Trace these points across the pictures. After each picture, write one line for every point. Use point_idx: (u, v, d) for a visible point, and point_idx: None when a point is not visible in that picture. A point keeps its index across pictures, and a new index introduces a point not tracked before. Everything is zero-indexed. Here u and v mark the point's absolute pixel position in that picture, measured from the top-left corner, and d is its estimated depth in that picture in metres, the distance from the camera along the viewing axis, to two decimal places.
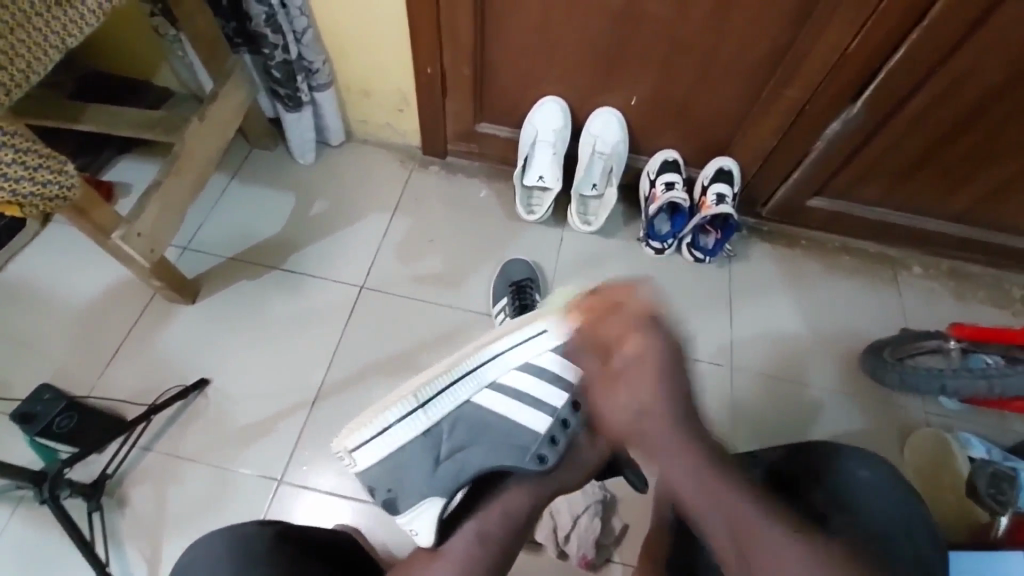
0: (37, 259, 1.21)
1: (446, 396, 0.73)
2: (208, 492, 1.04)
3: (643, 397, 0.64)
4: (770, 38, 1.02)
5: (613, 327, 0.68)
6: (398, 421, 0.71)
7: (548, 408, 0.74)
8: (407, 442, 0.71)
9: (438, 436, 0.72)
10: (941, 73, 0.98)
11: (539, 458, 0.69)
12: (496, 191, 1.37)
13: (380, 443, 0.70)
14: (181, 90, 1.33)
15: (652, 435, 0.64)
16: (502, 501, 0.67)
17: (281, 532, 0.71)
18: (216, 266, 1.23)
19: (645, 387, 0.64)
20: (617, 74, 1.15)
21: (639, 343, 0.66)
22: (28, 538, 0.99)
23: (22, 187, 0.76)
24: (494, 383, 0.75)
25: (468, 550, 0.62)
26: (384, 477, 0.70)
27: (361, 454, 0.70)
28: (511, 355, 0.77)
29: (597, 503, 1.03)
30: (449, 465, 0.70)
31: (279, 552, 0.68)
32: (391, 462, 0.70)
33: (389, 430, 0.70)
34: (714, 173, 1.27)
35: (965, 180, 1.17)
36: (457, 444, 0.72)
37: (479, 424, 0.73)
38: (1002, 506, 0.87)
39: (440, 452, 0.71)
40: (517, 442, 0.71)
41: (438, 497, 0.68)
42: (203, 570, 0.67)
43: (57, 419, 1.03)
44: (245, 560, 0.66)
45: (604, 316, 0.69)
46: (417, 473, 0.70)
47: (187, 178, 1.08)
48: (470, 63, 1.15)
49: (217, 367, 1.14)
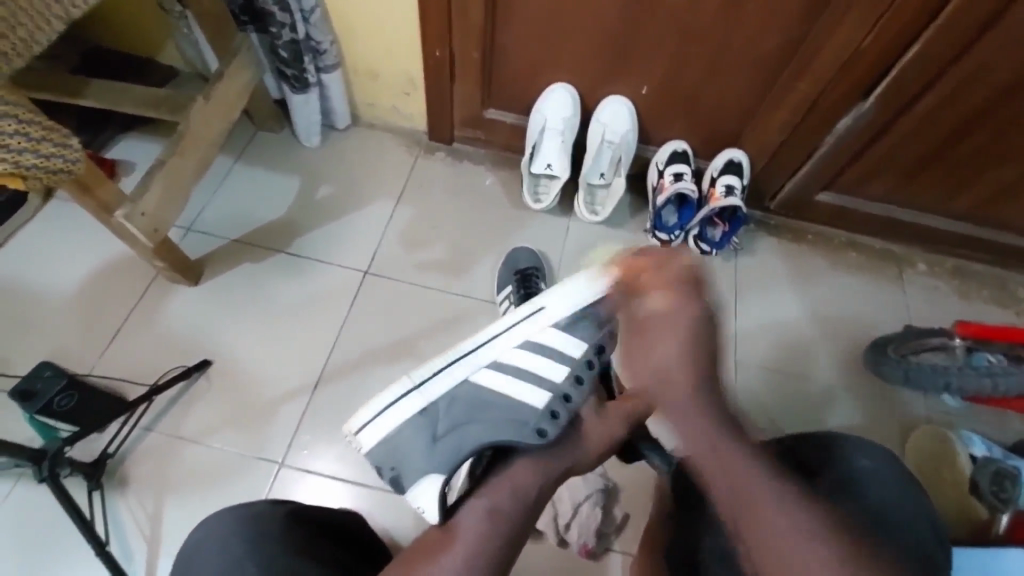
0: (37, 236, 1.20)
1: (444, 376, 0.76)
2: (209, 473, 1.03)
3: (673, 349, 0.61)
4: (785, 30, 1.00)
5: (654, 281, 0.66)
6: (396, 401, 0.74)
7: (549, 384, 0.74)
8: (405, 421, 0.72)
9: (436, 414, 0.73)
10: (952, 73, 0.98)
11: (539, 431, 0.67)
12: (502, 179, 1.36)
13: (380, 423, 0.73)
14: (186, 69, 1.31)
15: (671, 387, 0.60)
16: (508, 478, 0.65)
17: (293, 512, 0.72)
18: (219, 248, 1.22)
19: (678, 339, 0.61)
20: (628, 63, 1.13)
21: (679, 302, 0.63)
22: (28, 515, 0.98)
23: (24, 159, 0.74)
24: (493, 362, 0.77)
25: (478, 531, 0.60)
26: (386, 456, 0.71)
27: (363, 436, 0.73)
28: (510, 334, 0.79)
29: (599, 492, 1.02)
30: (447, 441, 0.70)
31: (294, 531, 0.69)
32: (391, 440, 0.72)
33: (388, 410, 0.73)
34: (723, 165, 1.26)
35: (968, 182, 1.17)
36: (456, 422, 0.72)
37: (477, 401, 0.73)
38: (1003, 503, 0.88)
39: (439, 429, 0.71)
40: (516, 417, 0.70)
41: (439, 475, 0.68)
42: (211, 548, 0.66)
43: (58, 398, 1.01)
44: (260, 536, 0.67)
45: (646, 275, 0.67)
46: (417, 450, 0.70)
47: (191, 157, 1.06)
48: (479, 47, 1.14)
49: (219, 349, 1.13)
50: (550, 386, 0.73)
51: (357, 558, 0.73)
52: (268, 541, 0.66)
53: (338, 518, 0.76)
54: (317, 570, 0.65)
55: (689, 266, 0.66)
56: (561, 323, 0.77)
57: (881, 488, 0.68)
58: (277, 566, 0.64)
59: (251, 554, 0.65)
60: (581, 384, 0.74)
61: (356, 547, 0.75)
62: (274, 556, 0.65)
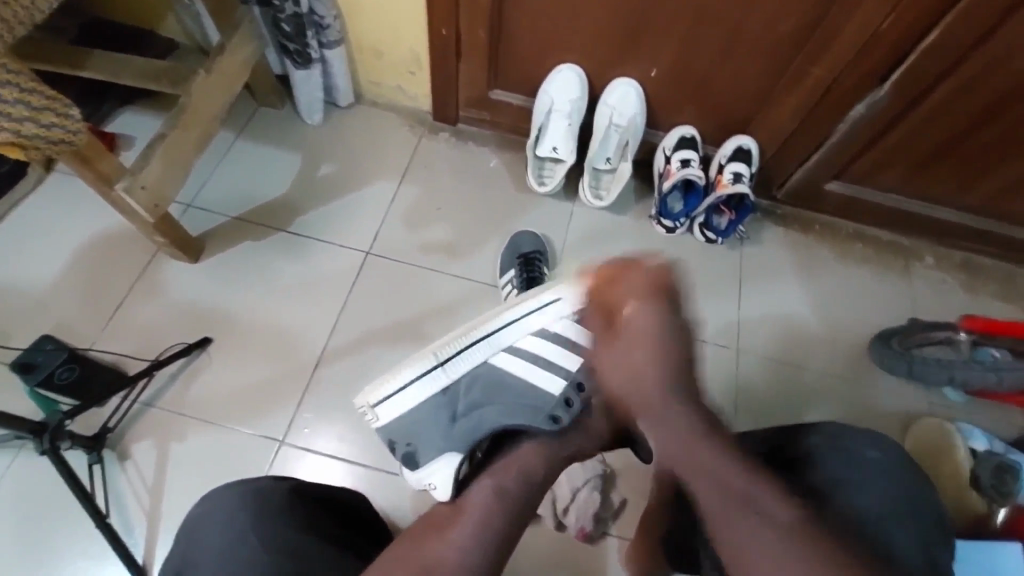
0: (39, 209, 1.19)
1: (465, 357, 0.74)
2: (210, 449, 1.04)
3: (637, 360, 0.61)
4: (801, 13, 0.97)
5: (621, 294, 0.65)
6: (420, 378, 0.73)
7: (564, 372, 0.71)
8: (425, 400, 0.72)
9: (455, 395, 0.72)
10: (971, 60, 0.95)
11: (552, 419, 0.66)
12: (507, 161, 1.34)
13: (401, 400, 0.73)
14: (186, 42, 1.28)
15: (643, 399, 0.61)
16: (517, 459, 0.66)
17: (296, 488, 0.71)
18: (220, 225, 1.21)
19: (641, 351, 0.61)
20: (638, 42, 1.10)
21: (643, 311, 0.63)
22: (30, 485, 0.99)
23: (24, 129, 0.73)
24: (510, 347, 0.74)
25: (486, 504, 0.61)
26: (402, 430, 0.72)
27: (381, 409, 0.73)
28: (528, 320, 0.75)
29: (597, 477, 1.02)
30: (464, 421, 0.70)
31: (294, 509, 0.69)
32: (411, 416, 0.72)
33: (411, 386, 0.73)
34: (732, 152, 1.24)
35: (980, 174, 1.15)
36: (473, 402, 0.71)
37: (494, 384, 0.72)
38: (1003, 497, 0.90)
39: (457, 409, 0.71)
40: (530, 402, 0.69)
41: (455, 454, 0.68)
42: (212, 523, 0.66)
43: (59, 370, 1.02)
44: (261, 511, 0.67)
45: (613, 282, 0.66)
46: (435, 428, 0.71)
47: (193, 131, 1.04)
48: (486, 25, 1.11)
49: (218, 327, 1.12)
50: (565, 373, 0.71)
51: (358, 535, 0.74)
52: (271, 515, 0.67)
53: (337, 495, 0.76)
54: (321, 547, 0.66)
55: (658, 271, 0.66)
56: (576, 314, 0.73)
57: (882, 478, 0.67)
58: (279, 543, 0.65)
59: (253, 526, 0.65)
60: None
61: (359, 524, 0.75)
62: (275, 532, 0.65)
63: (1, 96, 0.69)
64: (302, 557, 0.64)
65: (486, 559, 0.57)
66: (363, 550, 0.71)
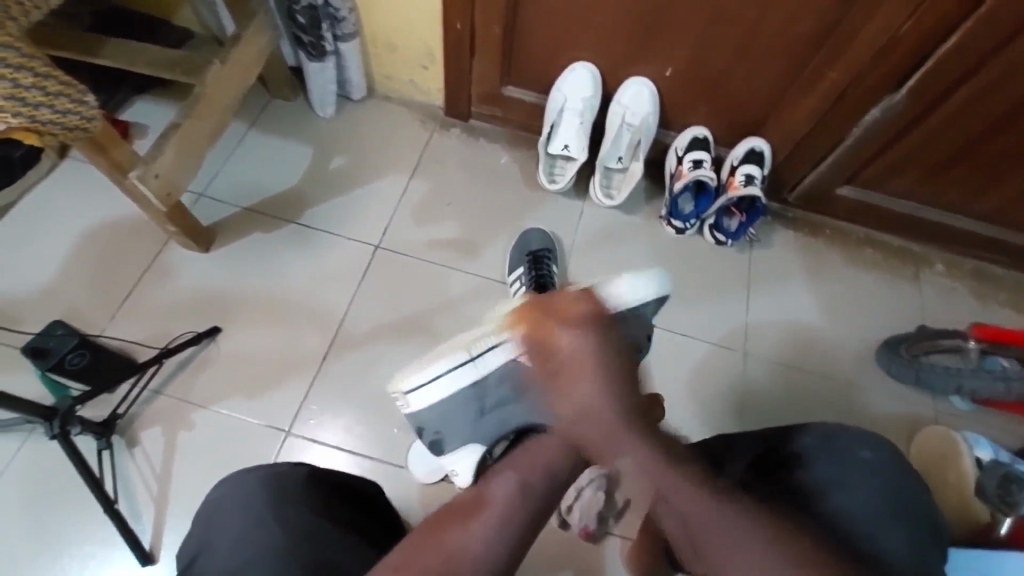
0: (50, 195, 1.20)
1: (496, 353, 0.70)
2: (217, 437, 1.05)
3: (587, 391, 0.63)
4: (819, 14, 0.97)
5: (551, 327, 0.67)
6: (449, 371, 0.73)
7: None
8: (453, 394, 0.73)
9: (485, 389, 0.72)
10: (990, 65, 0.94)
11: None
12: (518, 158, 1.34)
13: (430, 391, 0.74)
14: (202, 32, 1.29)
15: (596, 431, 0.62)
16: (541, 453, 0.65)
17: (312, 473, 0.72)
18: (231, 215, 1.22)
19: (591, 380, 0.63)
20: (653, 41, 1.10)
21: (578, 339, 0.65)
22: (38, 470, 1.00)
23: (40, 114, 0.74)
24: None
25: (510, 499, 0.60)
26: (431, 421, 0.76)
27: (412, 397, 0.75)
28: None
29: (603, 478, 0.93)
30: (490, 418, 0.73)
31: (311, 492, 0.70)
32: (439, 409, 0.74)
33: (441, 380, 0.73)
34: (744, 154, 1.23)
35: (995, 183, 1.14)
36: (500, 400, 0.72)
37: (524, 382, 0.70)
38: (1008, 507, 0.86)
39: (485, 404, 0.73)
40: None
41: (480, 445, 0.76)
42: (233, 507, 0.67)
43: (69, 356, 1.04)
44: (281, 497, 0.67)
45: (540, 318, 0.68)
46: (463, 421, 0.74)
47: (206, 122, 1.04)
48: (501, 21, 1.11)
49: (229, 317, 1.13)
50: None
51: (373, 521, 0.74)
52: (291, 501, 0.67)
53: (352, 484, 0.76)
54: (338, 533, 0.67)
55: (577, 298, 0.69)
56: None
57: (889, 482, 0.67)
58: (295, 526, 0.65)
59: (273, 509, 0.66)
60: None
61: (374, 514, 0.76)
62: (294, 515, 0.66)
63: (16, 81, 0.69)
64: (314, 538, 0.65)
65: (504, 559, 0.56)
66: (377, 540, 0.71)
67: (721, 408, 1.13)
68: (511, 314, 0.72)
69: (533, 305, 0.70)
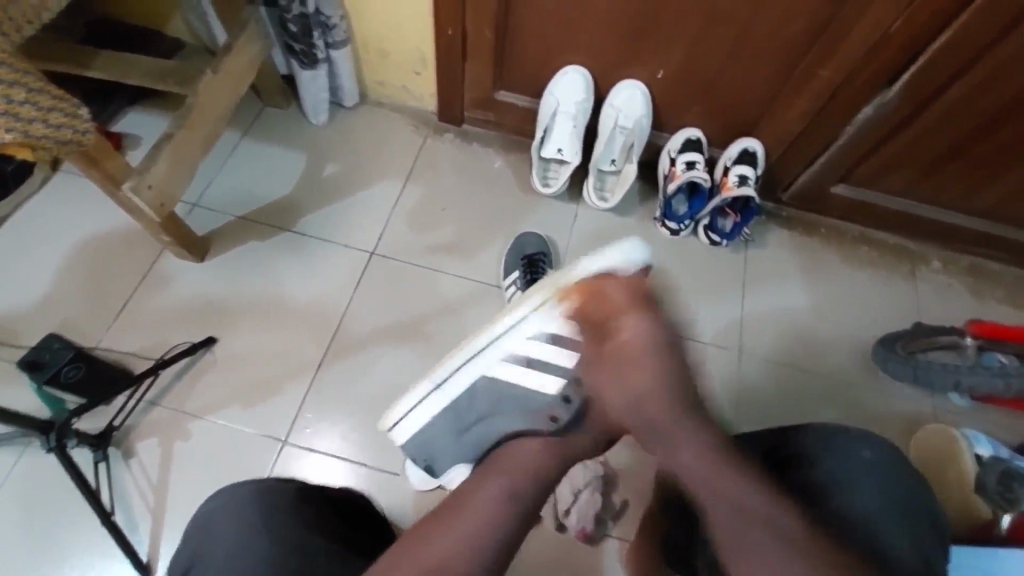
0: (44, 208, 1.20)
1: (461, 375, 0.78)
2: (214, 447, 1.04)
3: (641, 381, 0.63)
4: (809, 15, 0.97)
5: (614, 304, 0.66)
6: (423, 399, 0.79)
7: (561, 369, 0.72)
8: (433, 418, 0.78)
9: (458, 411, 0.77)
10: (982, 62, 0.94)
11: (552, 419, 0.68)
12: (512, 162, 1.34)
13: (412, 423, 0.80)
14: (193, 42, 1.29)
15: (648, 420, 0.63)
16: (520, 456, 0.66)
17: (299, 488, 0.72)
18: (225, 224, 1.22)
19: (646, 370, 0.63)
20: (644, 43, 1.10)
21: (639, 327, 0.64)
22: (34, 484, 1.00)
23: (35, 129, 0.74)
24: (504, 358, 0.75)
25: (496, 504, 0.60)
26: (419, 450, 0.81)
27: (397, 432, 0.81)
28: (523, 322, 0.74)
29: (597, 479, 1.03)
30: (470, 433, 0.76)
31: (299, 506, 0.69)
32: (422, 435, 0.79)
33: (416, 411, 0.80)
34: (737, 154, 1.24)
35: (989, 178, 1.14)
36: (477, 415, 0.76)
37: (494, 395, 0.74)
38: (1009, 503, 0.86)
39: (464, 423, 0.77)
40: (530, 406, 0.71)
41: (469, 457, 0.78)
42: (221, 524, 0.66)
43: (66, 369, 1.04)
44: (269, 512, 0.67)
45: (601, 298, 0.67)
46: (447, 441, 0.78)
47: (199, 131, 1.04)
48: (493, 26, 1.11)
49: (224, 327, 1.13)
50: (562, 371, 0.71)
51: (361, 532, 0.74)
52: (284, 511, 0.67)
53: (339, 497, 0.76)
54: (328, 545, 0.67)
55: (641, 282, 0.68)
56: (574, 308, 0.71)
57: (888, 482, 0.67)
58: (286, 539, 0.65)
59: (265, 522, 0.66)
60: None
61: (363, 525, 0.76)
62: (280, 530, 0.65)
63: (10, 97, 0.69)
64: (305, 552, 0.65)
65: (493, 558, 0.57)
66: (364, 547, 0.72)
67: (718, 409, 1.13)
68: (566, 289, 0.71)
69: (591, 283, 0.69)
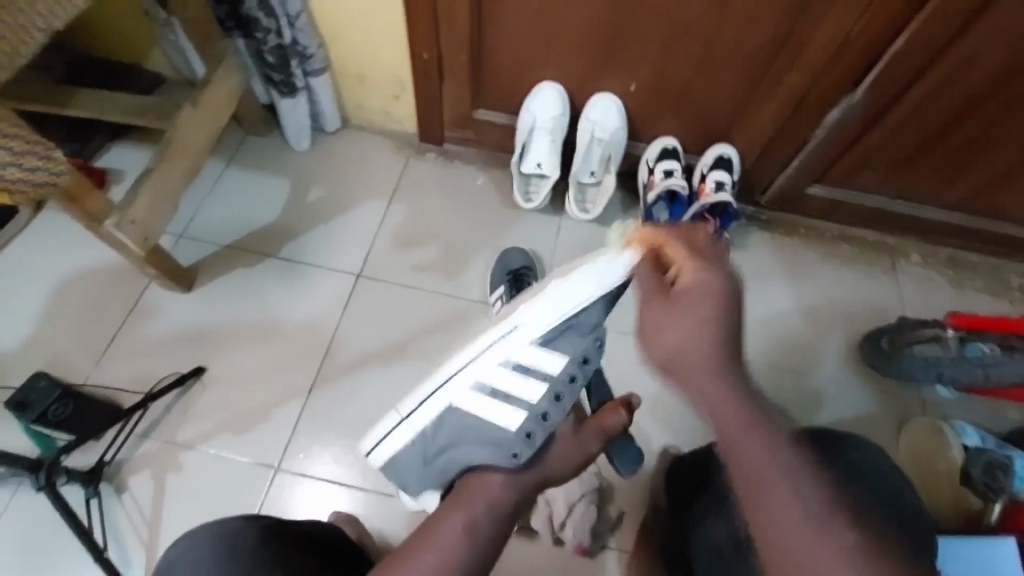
0: (29, 247, 1.20)
1: (430, 404, 0.76)
2: (206, 478, 1.04)
3: (693, 322, 0.50)
4: (770, 23, 1.00)
5: (677, 250, 0.57)
6: (393, 428, 0.78)
7: (526, 402, 0.72)
8: (401, 446, 0.76)
9: (424, 441, 0.75)
10: (940, 62, 0.97)
11: (511, 455, 0.67)
12: (494, 178, 1.36)
13: (382, 450, 0.78)
14: (174, 76, 1.31)
15: (693, 366, 0.49)
16: (481, 489, 0.65)
17: (266, 526, 0.71)
18: (211, 254, 1.22)
19: (704, 313, 0.51)
20: (615, 58, 1.13)
21: (702, 272, 0.54)
22: (24, 526, 0.99)
23: (8, 172, 0.77)
24: (474, 388, 0.75)
25: (455, 538, 0.58)
26: (392, 474, 0.78)
27: (372, 456, 0.80)
28: (493, 352, 0.75)
29: (593, 492, 1.02)
30: (435, 464, 0.73)
31: (266, 545, 0.68)
32: (391, 463, 0.77)
33: (384, 439, 0.78)
34: (713, 161, 1.26)
35: (960, 172, 1.17)
36: (442, 445, 0.74)
37: (459, 425, 0.73)
38: (995, 493, 0.88)
39: (429, 453, 0.74)
40: (493, 439, 0.70)
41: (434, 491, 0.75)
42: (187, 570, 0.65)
43: (52, 408, 1.02)
44: (233, 554, 0.66)
45: (669, 237, 0.59)
46: (412, 472, 0.76)
47: (180, 164, 1.06)
48: (466, 48, 1.13)
49: (213, 356, 1.13)
50: (526, 406, 0.72)
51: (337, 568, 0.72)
52: (246, 555, 0.66)
53: (312, 533, 0.75)
54: None
55: (717, 237, 0.59)
56: (540, 338, 0.73)
57: (869, 479, 0.68)
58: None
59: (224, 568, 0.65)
60: (561, 402, 0.72)
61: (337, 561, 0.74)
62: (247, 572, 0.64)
63: None
64: None
65: None
66: None
67: None
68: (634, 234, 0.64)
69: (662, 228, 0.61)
